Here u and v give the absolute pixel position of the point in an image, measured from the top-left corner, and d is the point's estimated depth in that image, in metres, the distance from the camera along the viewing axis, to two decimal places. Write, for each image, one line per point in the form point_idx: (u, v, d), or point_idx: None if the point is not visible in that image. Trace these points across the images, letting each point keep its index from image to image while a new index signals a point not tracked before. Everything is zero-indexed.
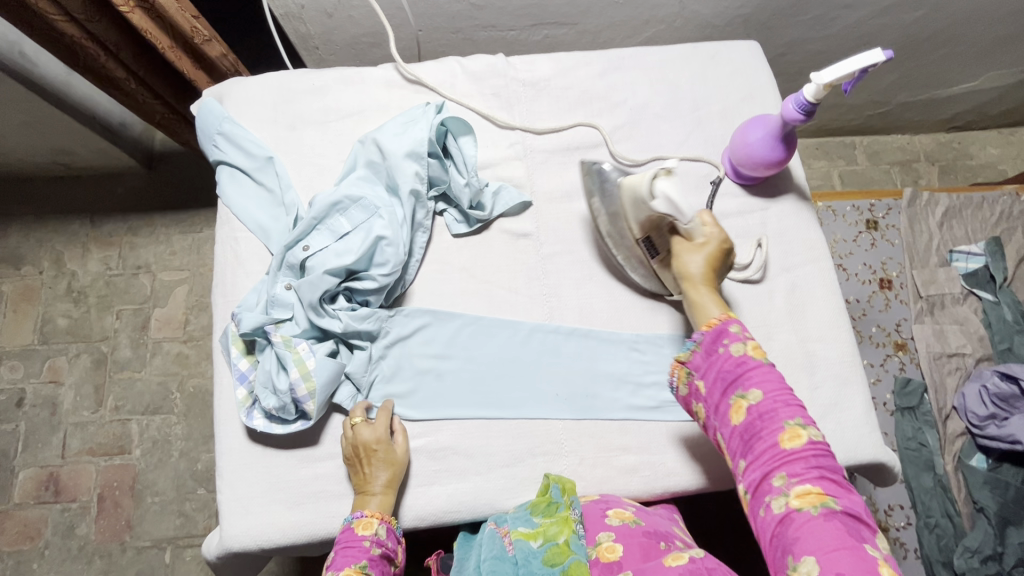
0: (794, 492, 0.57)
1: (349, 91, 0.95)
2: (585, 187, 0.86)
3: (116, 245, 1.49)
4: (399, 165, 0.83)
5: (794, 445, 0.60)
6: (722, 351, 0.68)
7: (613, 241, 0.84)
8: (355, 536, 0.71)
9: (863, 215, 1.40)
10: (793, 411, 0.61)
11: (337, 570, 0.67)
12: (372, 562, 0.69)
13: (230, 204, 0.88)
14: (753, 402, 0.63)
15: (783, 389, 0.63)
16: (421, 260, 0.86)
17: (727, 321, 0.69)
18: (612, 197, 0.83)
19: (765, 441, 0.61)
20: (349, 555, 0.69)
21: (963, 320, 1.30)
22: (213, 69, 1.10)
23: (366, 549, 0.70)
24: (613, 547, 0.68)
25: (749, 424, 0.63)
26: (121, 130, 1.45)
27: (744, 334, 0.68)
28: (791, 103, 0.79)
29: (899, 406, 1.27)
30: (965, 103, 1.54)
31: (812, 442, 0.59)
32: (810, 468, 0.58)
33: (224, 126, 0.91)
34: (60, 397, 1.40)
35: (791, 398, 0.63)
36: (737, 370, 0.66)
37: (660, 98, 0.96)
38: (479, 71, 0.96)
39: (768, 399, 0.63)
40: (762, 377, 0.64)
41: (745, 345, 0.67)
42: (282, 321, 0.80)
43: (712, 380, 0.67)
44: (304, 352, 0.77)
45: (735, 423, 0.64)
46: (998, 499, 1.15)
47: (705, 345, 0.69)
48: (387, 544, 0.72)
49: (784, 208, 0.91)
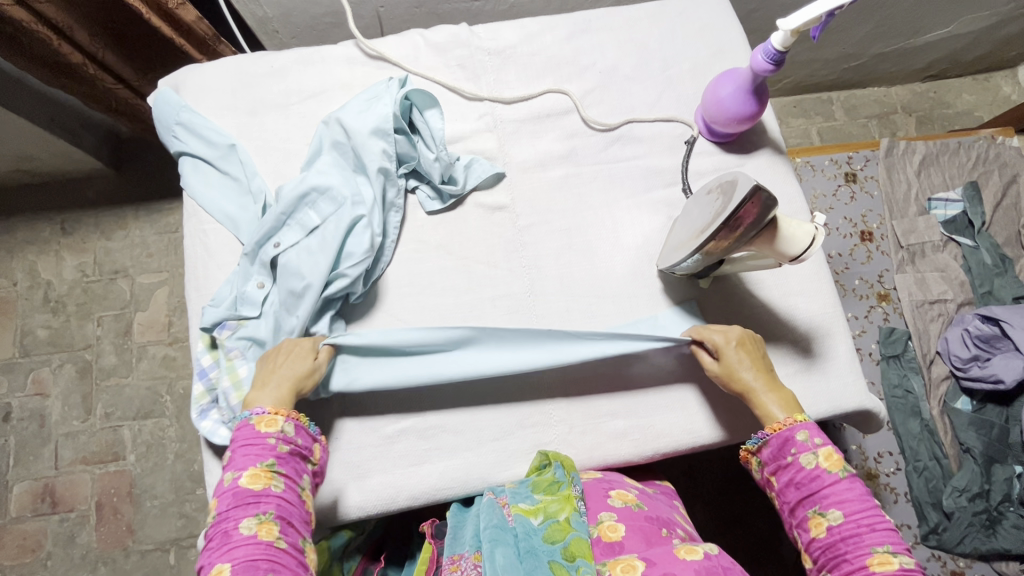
0: None
1: (310, 71, 0.92)
2: (737, 197, 0.66)
3: (90, 250, 1.46)
4: (364, 144, 0.81)
5: (884, 571, 0.62)
6: (794, 461, 0.70)
7: (710, 247, 0.71)
8: (256, 433, 0.65)
9: (841, 168, 1.40)
10: (880, 538, 0.64)
11: (239, 470, 0.63)
12: (280, 460, 0.65)
13: (194, 196, 0.85)
14: (834, 522, 0.66)
15: (865, 508, 0.66)
16: (397, 241, 0.85)
17: (795, 427, 0.71)
18: (754, 225, 0.67)
19: (848, 565, 0.64)
20: (252, 454, 0.64)
21: (944, 267, 1.31)
22: (190, 34, 1.05)
23: (272, 446, 0.65)
24: (615, 527, 0.69)
25: (832, 542, 0.66)
26: (83, 130, 1.40)
27: (814, 443, 0.70)
28: (760, 53, 0.77)
29: (884, 355, 1.28)
30: (939, 51, 1.53)
31: (904, 569, 0.62)
32: None
33: (182, 116, 0.88)
34: (47, 409, 1.37)
35: (874, 520, 0.65)
36: (813, 486, 0.68)
37: (630, 59, 0.94)
38: (442, 43, 0.93)
39: (850, 521, 0.66)
40: (844, 495, 0.67)
41: (818, 458, 0.69)
42: (248, 319, 0.78)
43: (786, 485, 0.70)
44: (236, 360, 0.77)
45: (816, 537, 0.67)
46: (983, 439, 1.18)
47: (774, 448, 0.71)
48: (296, 441, 0.67)
49: (759, 163, 0.91)
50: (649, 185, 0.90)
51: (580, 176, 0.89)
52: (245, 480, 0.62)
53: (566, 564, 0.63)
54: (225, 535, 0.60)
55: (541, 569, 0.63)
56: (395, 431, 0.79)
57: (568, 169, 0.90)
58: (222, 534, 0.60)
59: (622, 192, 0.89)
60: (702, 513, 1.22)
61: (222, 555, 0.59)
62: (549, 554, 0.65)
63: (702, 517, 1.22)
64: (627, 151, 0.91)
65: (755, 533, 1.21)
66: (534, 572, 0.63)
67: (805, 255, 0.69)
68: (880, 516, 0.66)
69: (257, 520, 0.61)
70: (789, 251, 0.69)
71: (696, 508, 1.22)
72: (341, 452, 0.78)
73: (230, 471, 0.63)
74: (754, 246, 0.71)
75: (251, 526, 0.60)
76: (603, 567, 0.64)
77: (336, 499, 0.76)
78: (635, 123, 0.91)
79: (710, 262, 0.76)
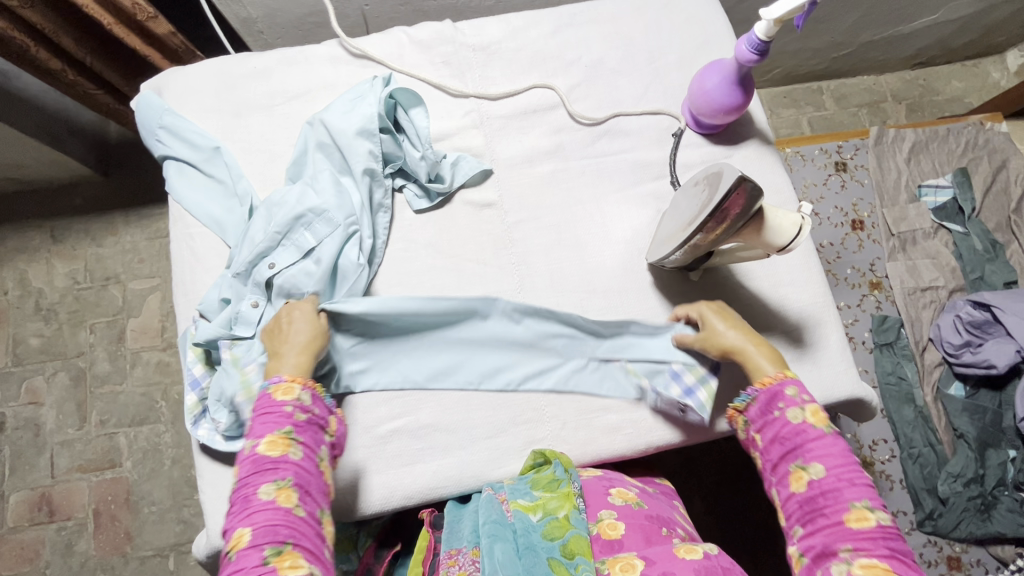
0: (860, 566, 0.58)
1: (294, 72, 0.91)
2: (721, 189, 0.66)
3: (81, 257, 1.45)
4: (351, 145, 0.81)
5: (861, 525, 0.60)
6: (779, 415, 0.69)
7: (698, 239, 0.72)
8: (274, 401, 0.65)
9: (831, 157, 1.40)
10: (860, 493, 0.62)
11: (257, 437, 0.62)
12: (298, 428, 0.64)
13: (180, 200, 0.85)
14: (815, 475, 0.64)
15: (847, 463, 0.64)
16: (386, 241, 0.84)
17: (785, 381, 0.71)
18: (741, 217, 0.68)
19: (822, 517, 0.62)
20: (270, 421, 0.63)
21: (935, 254, 1.32)
22: (162, 45, 1.06)
23: (289, 414, 0.64)
24: (615, 525, 0.69)
25: (811, 496, 0.64)
26: (70, 137, 1.39)
27: (801, 399, 0.69)
28: (744, 44, 0.76)
29: (877, 343, 1.28)
30: (927, 38, 1.53)
31: (880, 525, 0.60)
32: (879, 548, 0.59)
33: (166, 120, 0.87)
34: (42, 417, 1.37)
35: (856, 476, 0.63)
36: (797, 440, 0.67)
37: (616, 52, 0.93)
38: (427, 40, 0.93)
39: (831, 475, 0.64)
40: (824, 448, 0.66)
41: (804, 413, 0.68)
42: (241, 338, 0.77)
43: (770, 440, 0.69)
44: (251, 375, 0.74)
45: (795, 492, 0.65)
46: (976, 425, 1.19)
47: (761, 404, 0.71)
48: (313, 410, 0.66)
49: (747, 154, 0.90)
50: (637, 178, 0.89)
51: (568, 171, 0.89)
52: (263, 447, 0.62)
53: (565, 560, 0.64)
54: (245, 500, 0.60)
55: (540, 566, 0.63)
56: (387, 431, 0.78)
57: (556, 164, 0.89)
58: (243, 499, 0.60)
59: (610, 186, 0.89)
60: (700, 505, 1.22)
61: (242, 520, 0.58)
62: (548, 551, 0.65)
63: (701, 510, 1.22)
64: (614, 145, 0.90)
65: (753, 524, 1.21)
66: (533, 569, 0.63)
67: (792, 244, 0.69)
68: (862, 473, 0.64)
69: (275, 487, 0.60)
70: (778, 241, 0.70)
71: (694, 500, 1.22)
72: None
73: (249, 439, 0.63)
74: (742, 237, 0.71)
75: (270, 491, 0.60)
76: (602, 565, 0.64)
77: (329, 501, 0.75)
78: (622, 116, 0.91)
79: (699, 254, 0.76)
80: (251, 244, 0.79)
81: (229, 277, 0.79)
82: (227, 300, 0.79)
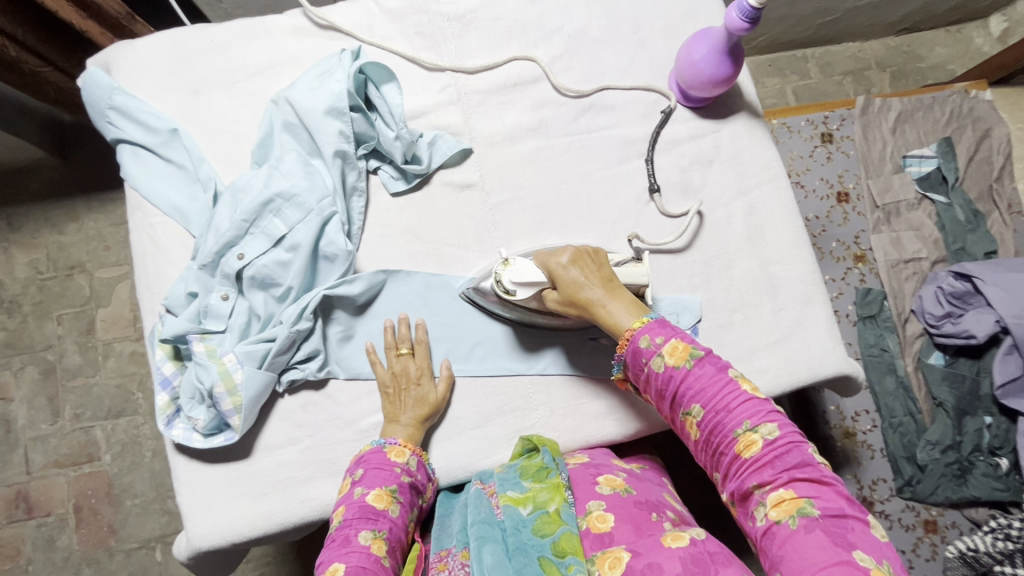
0: (769, 501, 0.53)
1: (254, 45, 0.84)
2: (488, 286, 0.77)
3: (41, 245, 1.37)
4: (319, 126, 0.76)
5: (752, 453, 0.55)
6: (646, 370, 0.61)
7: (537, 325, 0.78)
8: (387, 460, 0.69)
9: (817, 128, 1.38)
10: (737, 417, 0.56)
11: (368, 487, 0.66)
12: (401, 488, 0.67)
13: (137, 186, 0.79)
14: (699, 419, 0.58)
15: (722, 389, 0.57)
16: (362, 226, 0.80)
17: (637, 334, 0.61)
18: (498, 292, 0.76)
19: (724, 459, 0.57)
20: (381, 475, 0.67)
21: (919, 225, 1.31)
22: (103, 15, 0.99)
23: (397, 474, 0.68)
24: (604, 517, 0.64)
25: (706, 441, 0.58)
26: (21, 118, 1.30)
27: (657, 344, 0.60)
28: (734, 11, 0.72)
29: (861, 316, 1.29)
30: (913, 3, 1.50)
31: (769, 443, 0.55)
32: (777, 472, 0.54)
33: (115, 99, 0.80)
34: (12, 413, 1.31)
35: (731, 401, 0.57)
36: (671, 389, 0.59)
37: (600, 20, 0.88)
38: (398, 8, 0.86)
39: (709, 413, 0.57)
40: (695, 386, 0.58)
41: (664, 359, 0.59)
42: (211, 332, 0.74)
43: (654, 396, 0.62)
44: (230, 364, 0.71)
45: (693, 440, 0.60)
46: (955, 393, 1.20)
47: (629, 366, 0.63)
48: (416, 476, 0.70)
49: (735, 128, 0.88)
50: (623, 155, 0.86)
51: (552, 149, 0.85)
52: (371, 498, 0.64)
53: (557, 560, 0.59)
54: (344, 539, 0.61)
55: (531, 567, 0.58)
56: (372, 425, 0.76)
57: (538, 142, 0.85)
58: (343, 538, 0.61)
59: (596, 164, 0.85)
60: (686, 478, 1.23)
61: (339, 555, 0.59)
62: (540, 550, 0.60)
63: (687, 483, 1.23)
64: (598, 120, 0.87)
65: None
66: (524, 570, 0.58)
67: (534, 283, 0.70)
68: (739, 392, 0.57)
69: (373, 535, 0.62)
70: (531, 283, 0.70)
71: (682, 475, 1.23)
72: (314, 449, 0.74)
73: (359, 486, 0.66)
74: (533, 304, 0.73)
75: (368, 537, 0.61)
76: (593, 565, 0.59)
77: (311, 497, 0.73)
78: (608, 90, 0.87)
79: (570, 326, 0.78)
80: (215, 233, 0.74)
81: (194, 269, 0.74)
82: (194, 294, 0.74)
